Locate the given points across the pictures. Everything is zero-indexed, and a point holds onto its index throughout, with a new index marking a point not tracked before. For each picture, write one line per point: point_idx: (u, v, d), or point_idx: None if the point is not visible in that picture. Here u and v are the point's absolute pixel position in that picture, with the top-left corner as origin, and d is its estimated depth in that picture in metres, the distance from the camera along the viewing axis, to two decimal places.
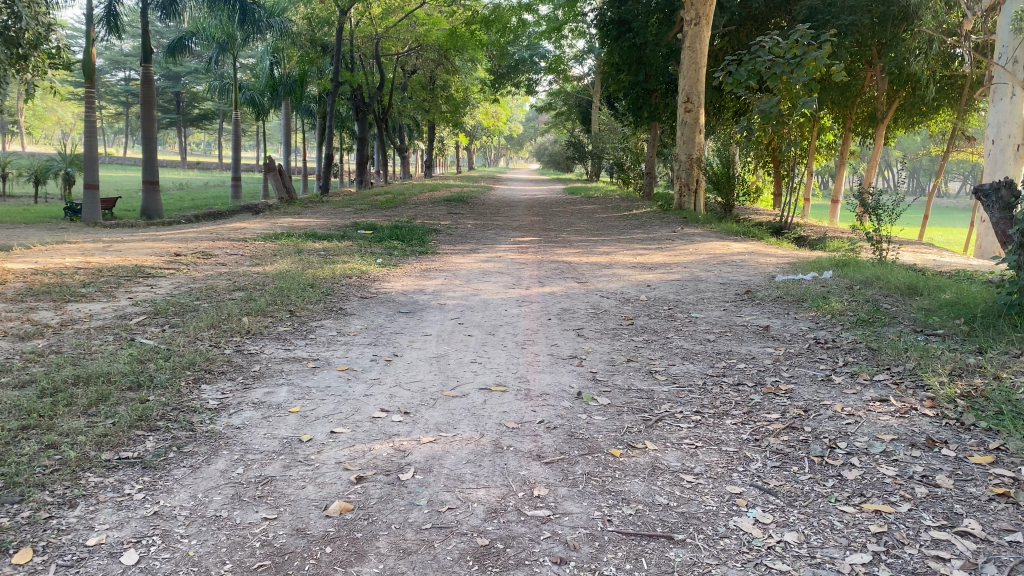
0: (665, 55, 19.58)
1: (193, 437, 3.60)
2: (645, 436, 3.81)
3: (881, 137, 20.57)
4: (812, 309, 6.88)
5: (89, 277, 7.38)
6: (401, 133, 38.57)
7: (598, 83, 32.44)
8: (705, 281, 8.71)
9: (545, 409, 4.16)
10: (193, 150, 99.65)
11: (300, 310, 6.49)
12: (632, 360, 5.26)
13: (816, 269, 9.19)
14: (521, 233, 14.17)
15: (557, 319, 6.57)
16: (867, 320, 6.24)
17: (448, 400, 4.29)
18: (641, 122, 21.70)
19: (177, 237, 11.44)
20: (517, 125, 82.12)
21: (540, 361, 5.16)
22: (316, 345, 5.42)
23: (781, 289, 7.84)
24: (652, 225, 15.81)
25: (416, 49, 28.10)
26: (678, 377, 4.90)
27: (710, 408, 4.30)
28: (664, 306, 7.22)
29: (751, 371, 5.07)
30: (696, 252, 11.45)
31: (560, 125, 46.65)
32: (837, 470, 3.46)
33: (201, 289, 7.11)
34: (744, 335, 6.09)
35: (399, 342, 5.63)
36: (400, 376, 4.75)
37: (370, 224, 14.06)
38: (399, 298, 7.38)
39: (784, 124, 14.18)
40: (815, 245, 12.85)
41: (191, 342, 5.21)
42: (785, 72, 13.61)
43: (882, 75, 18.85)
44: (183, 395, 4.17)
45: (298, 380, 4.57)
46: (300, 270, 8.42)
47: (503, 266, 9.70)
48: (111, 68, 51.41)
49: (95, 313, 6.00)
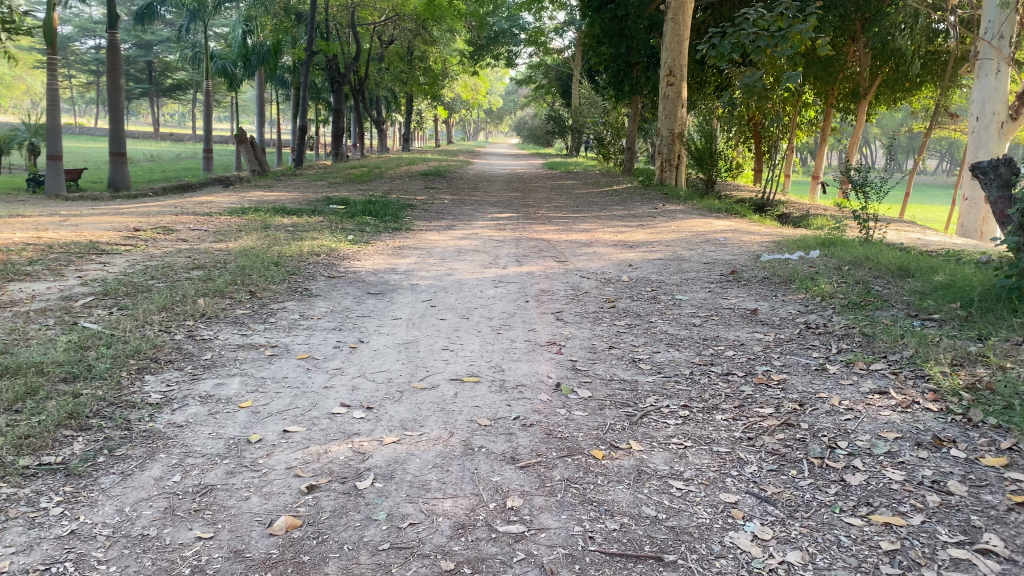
0: (648, 26, 19.02)
1: (127, 438, 3.22)
2: (629, 434, 3.49)
3: (863, 113, 20.30)
4: (801, 292, 6.57)
5: (38, 253, 6.93)
6: (378, 106, 37.80)
7: (580, 56, 31.94)
8: (688, 260, 8.41)
9: (520, 403, 3.83)
10: (167, 122, 97.99)
11: (262, 291, 6.09)
12: (614, 347, 4.93)
13: (803, 249, 8.89)
14: (499, 209, 13.80)
15: (535, 302, 6.23)
16: (859, 303, 5.96)
17: (415, 394, 3.94)
18: (622, 96, 21.34)
19: (140, 211, 10.95)
20: (496, 98, 81.11)
21: (517, 349, 4.82)
22: (275, 330, 5.04)
23: (767, 269, 7.55)
24: (633, 201, 15.47)
25: (394, 19, 27.37)
26: (663, 365, 4.58)
27: (698, 401, 3.99)
28: (647, 288, 6.90)
29: (741, 359, 4.76)
30: (679, 230, 11.13)
31: (539, 98, 46.07)
32: (839, 474, 3.16)
33: (157, 268, 6.68)
34: (731, 319, 5.79)
35: (366, 326, 5.26)
36: (365, 365, 4.40)
37: (343, 198, 13.63)
38: (368, 277, 7.00)
39: (767, 99, 13.83)
40: (799, 223, 12.56)
41: (139, 326, 4.82)
42: (769, 46, 13.21)
43: (866, 51, 18.55)
44: (122, 389, 3.77)
45: (252, 369, 4.20)
46: (265, 247, 8.01)
47: (480, 244, 9.33)
48: (80, 37, 50.06)
49: (39, 294, 5.57)
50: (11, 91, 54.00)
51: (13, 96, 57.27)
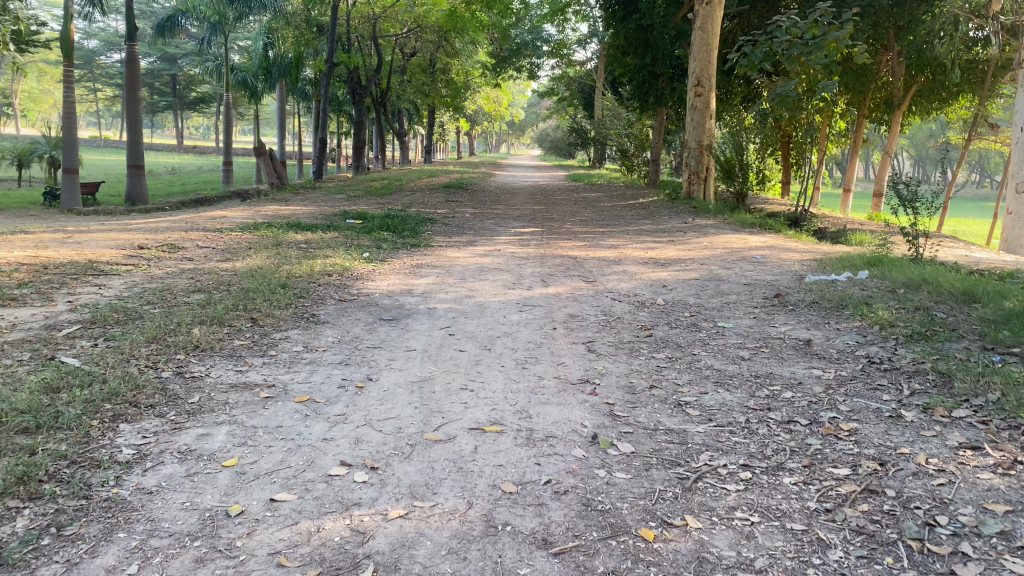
0: (673, 36, 18.43)
1: (84, 510, 2.70)
2: (683, 507, 2.92)
3: (898, 124, 19.60)
4: (856, 319, 5.94)
5: (30, 274, 6.49)
6: (399, 119, 37.43)
7: (603, 66, 31.49)
8: (727, 281, 7.81)
9: (550, 462, 3.26)
10: (191, 135, 99.06)
11: (264, 317, 5.58)
12: (655, 387, 4.34)
13: (849, 269, 8.24)
14: (522, 223, 13.30)
15: (563, 330, 5.65)
16: (925, 334, 5.33)
17: (428, 448, 3.38)
18: (647, 107, 20.80)
19: (149, 226, 10.55)
20: (519, 111, 80.77)
21: (545, 389, 4.25)
22: (274, 365, 4.52)
23: (815, 292, 6.93)
24: (662, 215, 14.89)
25: (416, 31, 27.03)
26: (714, 411, 3.99)
27: (760, 459, 3.41)
28: (685, 313, 6.30)
29: (801, 403, 4.15)
30: (712, 246, 10.52)
31: (562, 110, 45.59)
32: (948, 565, 2.55)
33: (155, 291, 6.20)
34: (783, 351, 5.19)
35: (376, 360, 4.71)
36: (372, 410, 3.85)
37: (360, 212, 13.17)
38: (382, 301, 6.47)
39: (802, 110, 13.20)
40: (837, 240, 11.90)
41: (123, 361, 4.30)
42: (803, 54, 12.58)
43: (900, 60, 17.89)
44: (90, 443, 3.25)
45: (243, 417, 3.67)
46: (274, 267, 7.51)
47: (503, 262, 8.79)
48: (106, 51, 50.39)
49: (22, 321, 5.10)
50: (37, 102, 54.57)
51: (40, 111, 57.91)
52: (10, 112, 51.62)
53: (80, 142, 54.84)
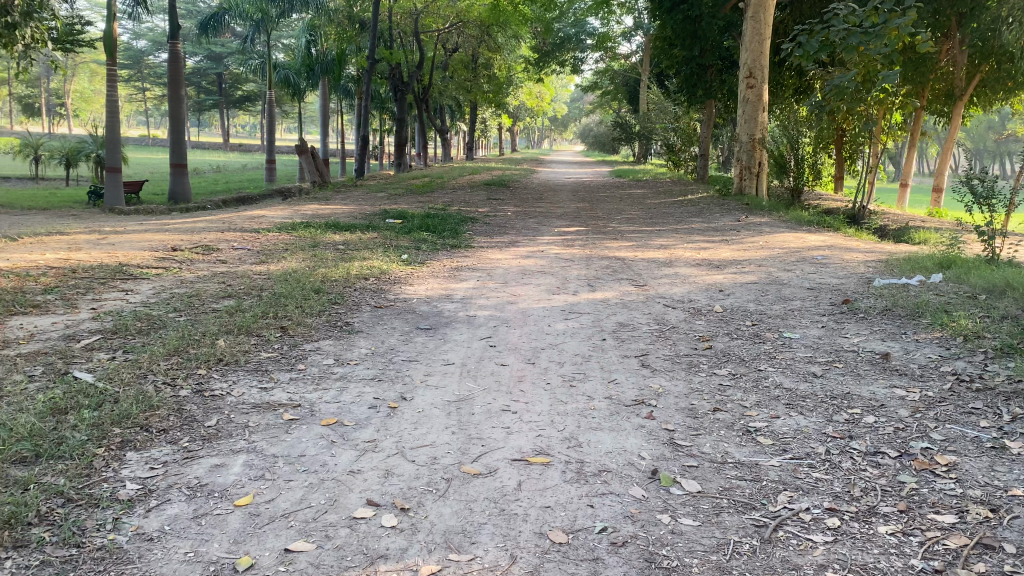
0: (722, 27, 17.81)
1: (71, 564, 2.36)
2: (761, 565, 2.49)
3: (959, 117, 18.71)
4: (936, 329, 5.38)
5: (58, 278, 6.28)
6: (442, 116, 37.17)
7: (648, 60, 30.86)
8: (789, 285, 7.29)
9: (605, 504, 2.85)
10: (237, 134, 100.96)
11: (295, 326, 5.25)
12: (718, 411, 3.90)
13: (920, 271, 7.64)
14: (566, 221, 12.90)
15: (613, 341, 5.21)
16: (1018, 348, 4.76)
17: (466, 484, 2.99)
18: (694, 100, 20.19)
19: (187, 227, 10.39)
20: (561, 107, 80.22)
21: (596, 411, 3.82)
22: (301, 381, 4.17)
23: (887, 297, 6.41)
24: (712, 213, 14.33)
25: (458, 26, 26.69)
26: (788, 440, 3.55)
27: (847, 501, 2.96)
28: (746, 321, 5.83)
29: (887, 430, 3.68)
30: (768, 246, 9.98)
31: (605, 105, 44.99)
32: None
33: (184, 297, 5.92)
34: (859, 367, 4.69)
35: (410, 376, 4.32)
36: (404, 435, 3.46)
37: (401, 211, 12.88)
38: (420, 307, 6.10)
39: (860, 102, 12.51)
40: (900, 239, 11.27)
41: (140, 377, 4.00)
42: (862, 43, 11.87)
43: (962, 49, 17.05)
44: (91, 476, 2.92)
45: (263, 444, 3.31)
46: (310, 270, 7.20)
47: (547, 264, 8.38)
48: (154, 51, 51.03)
49: (42, 330, 4.84)
50: (88, 102, 55.67)
51: (91, 111, 59.03)
52: (62, 112, 52.68)
53: (129, 142, 55.79)
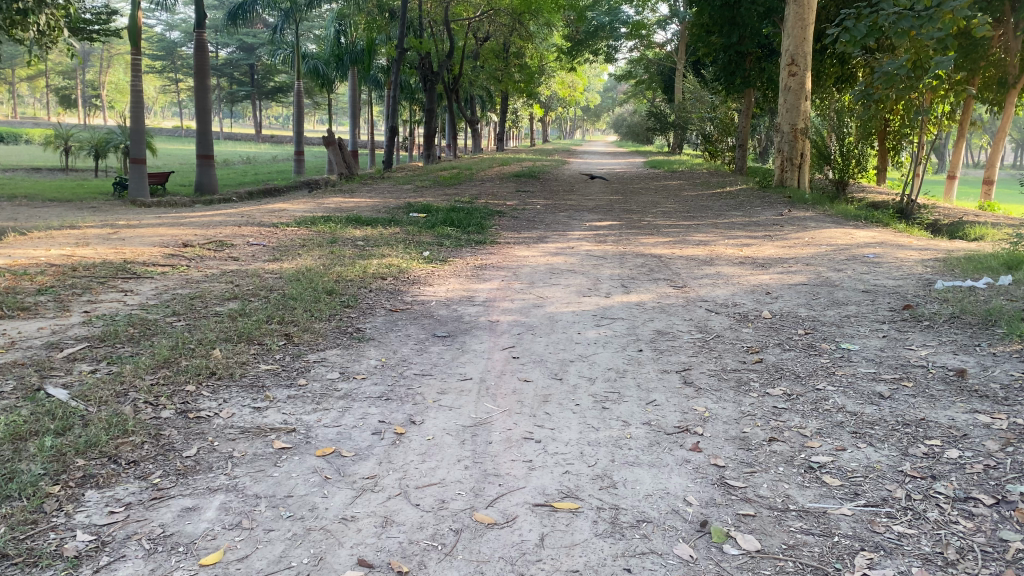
0: (762, 13, 17.08)
1: None
2: None
3: (1011, 107, 17.79)
4: (1014, 341, 4.77)
5: (54, 278, 5.89)
6: (473, 107, 36.62)
7: (684, 48, 30.11)
8: (841, 287, 6.70)
9: (646, 569, 2.35)
10: (271, 125, 101.61)
11: (301, 333, 4.80)
12: (773, 442, 3.37)
13: (987, 273, 6.97)
14: (597, 215, 12.38)
15: (651, 353, 4.69)
16: None
17: (478, 538, 2.51)
18: (732, 89, 19.48)
19: (204, 220, 10.04)
20: (595, 96, 79.36)
21: (632, 441, 3.32)
22: (300, 400, 3.71)
23: (953, 302, 5.81)
24: (753, 206, 13.74)
25: (490, 15, 26.10)
26: (860, 481, 3.01)
27: (942, 566, 2.42)
28: (798, 330, 5.26)
29: (976, 469, 3.11)
30: (814, 243, 9.36)
31: (640, 94, 44.20)
32: None
33: (186, 299, 5.49)
34: (933, 388, 4.10)
35: (422, 395, 3.84)
36: (410, 470, 2.99)
37: (426, 204, 12.46)
38: (439, 311, 5.63)
39: (910, 89, 11.77)
40: (954, 235, 10.60)
41: (119, 395, 3.56)
42: (914, 28, 11.11)
43: (1015, 34, 16.15)
44: (37, 524, 2.48)
45: (246, 482, 2.85)
46: (325, 268, 6.76)
47: (578, 261, 7.87)
48: (186, 43, 51.02)
49: (26, 337, 4.43)
50: (123, 94, 56.14)
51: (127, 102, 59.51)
52: (99, 103, 53.09)
53: (161, 134, 56.12)
